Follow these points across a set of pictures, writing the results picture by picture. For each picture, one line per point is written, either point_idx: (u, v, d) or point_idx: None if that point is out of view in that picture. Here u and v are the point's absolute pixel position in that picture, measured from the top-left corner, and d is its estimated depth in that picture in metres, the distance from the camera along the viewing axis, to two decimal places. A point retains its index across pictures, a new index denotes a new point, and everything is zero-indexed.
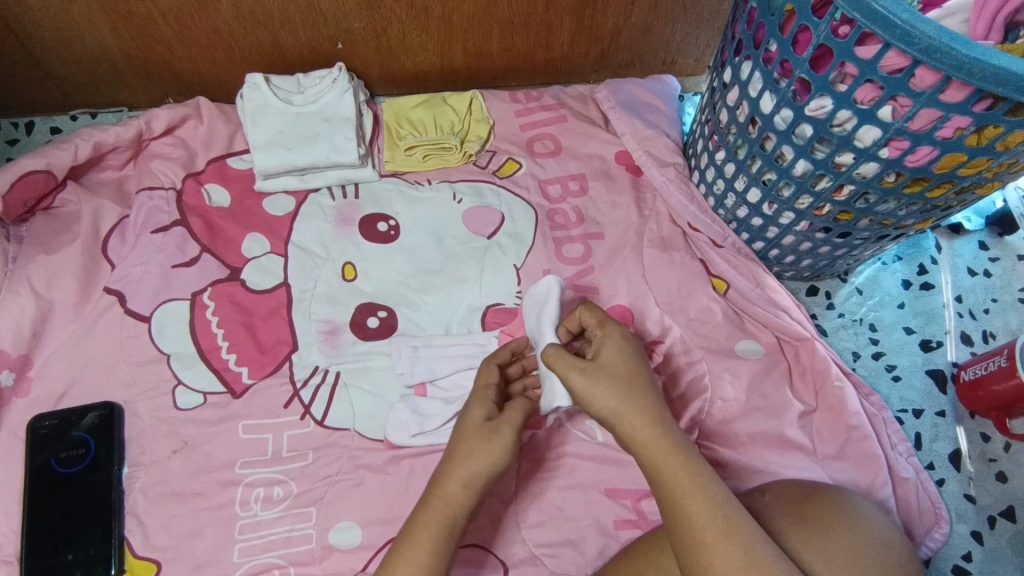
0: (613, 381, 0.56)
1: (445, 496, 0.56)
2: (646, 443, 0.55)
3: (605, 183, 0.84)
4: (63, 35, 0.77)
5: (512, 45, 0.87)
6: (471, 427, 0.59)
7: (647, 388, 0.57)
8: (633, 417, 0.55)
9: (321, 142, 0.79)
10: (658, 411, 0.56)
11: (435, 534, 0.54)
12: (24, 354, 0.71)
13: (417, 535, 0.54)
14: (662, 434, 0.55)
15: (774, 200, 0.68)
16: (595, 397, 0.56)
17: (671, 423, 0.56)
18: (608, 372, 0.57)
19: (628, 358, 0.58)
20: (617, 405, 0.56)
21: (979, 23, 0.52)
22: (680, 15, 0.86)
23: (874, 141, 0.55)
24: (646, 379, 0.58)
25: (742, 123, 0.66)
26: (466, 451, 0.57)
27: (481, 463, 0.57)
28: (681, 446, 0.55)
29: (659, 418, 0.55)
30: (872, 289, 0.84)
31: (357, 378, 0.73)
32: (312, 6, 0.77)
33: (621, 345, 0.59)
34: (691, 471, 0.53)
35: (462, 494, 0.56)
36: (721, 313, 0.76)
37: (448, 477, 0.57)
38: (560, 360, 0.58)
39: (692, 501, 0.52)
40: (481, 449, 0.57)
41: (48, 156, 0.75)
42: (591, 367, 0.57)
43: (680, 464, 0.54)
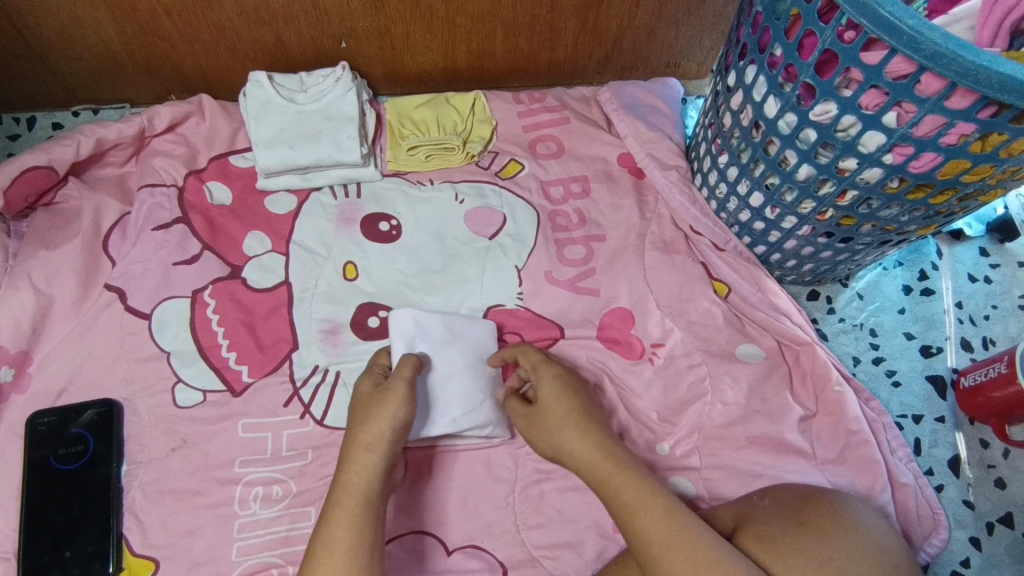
0: (549, 419, 0.62)
1: (350, 468, 0.57)
2: (589, 467, 0.58)
3: (608, 185, 0.84)
4: (66, 31, 0.77)
5: (516, 46, 0.87)
6: (364, 396, 0.62)
7: (573, 422, 0.60)
8: (572, 446, 0.59)
9: (324, 141, 0.79)
10: (593, 434, 0.59)
11: (348, 507, 0.55)
12: (23, 350, 0.71)
13: (335, 508, 0.55)
14: (594, 468, 0.58)
15: (776, 205, 0.68)
16: (540, 438, 0.62)
17: (602, 451, 0.58)
18: (544, 411, 0.63)
19: (555, 396, 0.63)
20: (558, 441, 0.60)
21: (985, 31, 0.52)
22: (684, 18, 0.86)
23: (878, 146, 0.55)
24: (582, 408, 0.62)
25: (746, 127, 0.66)
26: (361, 418, 0.60)
27: (375, 418, 0.59)
28: (615, 471, 0.56)
29: (587, 451, 0.58)
30: (873, 294, 0.84)
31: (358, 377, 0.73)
32: (316, 5, 0.77)
33: (548, 385, 0.64)
34: (635, 486, 0.55)
35: (369, 458, 0.57)
36: (721, 316, 0.77)
37: (349, 451, 0.58)
38: (511, 410, 0.67)
39: (642, 516, 0.53)
40: (375, 410, 0.60)
41: (50, 152, 0.75)
42: (530, 414, 0.64)
43: (616, 491, 0.56)
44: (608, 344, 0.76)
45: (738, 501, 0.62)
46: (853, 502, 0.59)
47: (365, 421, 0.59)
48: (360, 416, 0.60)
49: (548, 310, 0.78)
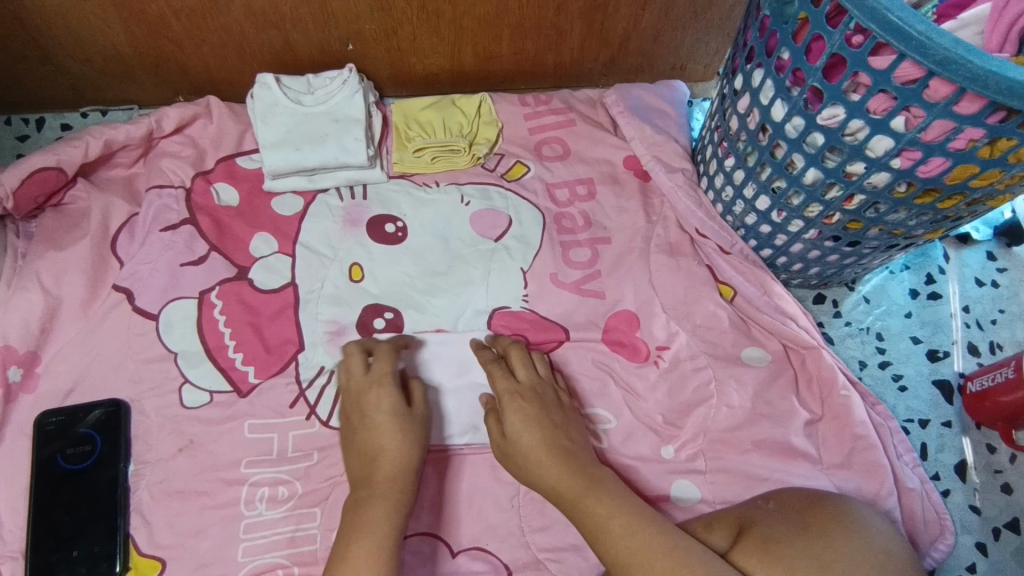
0: (520, 453, 0.63)
1: (391, 484, 0.59)
2: (560, 499, 0.60)
3: (613, 187, 0.84)
4: (75, 33, 0.78)
5: (523, 48, 0.87)
6: (393, 414, 0.63)
7: (537, 463, 0.62)
8: (542, 481, 0.61)
9: (331, 143, 0.79)
10: (563, 467, 0.61)
11: (392, 521, 0.57)
12: (32, 350, 0.71)
13: (377, 520, 0.57)
14: (562, 503, 0.60)
15: (783, 208, 0.68)
16: (514, 469, 0.64)
17: (565, 487, 0.60)
18: (515, 443, 0.64)
19: (520, 434, 0.64)
20: (529, 474, 0.62)
21: (994, 36, 0.51)
22: (691, 21, 0.86)
23: (886, 151, 0.55)
24: (545, 445, 0.62)
25: (753, 130, 0.66)
26: (397, 435, 0.62)
27: (416, 440, 0.63)
28: (580, 503, 0.59)
29: (554, 489, 0.60)
30: (879, 297, 0.83)
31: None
32: (323, 6, 0.77)
33: (511, 422, 0.65)
34: (604, 505, 0.58)
35: (406, 485, 0.60)
36: (727, 320, 0.76)
37: (389, 465, 0.60)
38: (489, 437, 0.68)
39: (607, 533, 0.56)
40: (414, 430, 0.63)
41: (59, 153, 0.75)
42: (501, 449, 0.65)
43: (583, 518, 0.58)
44: (613, 347, 0.76)
45: (742, 504, 0.62)
46: (858, 505, 0.59)
47: (406, 439, 0.62)
48: (396, 431, 0.62)
49: (554, 313, 0.78)
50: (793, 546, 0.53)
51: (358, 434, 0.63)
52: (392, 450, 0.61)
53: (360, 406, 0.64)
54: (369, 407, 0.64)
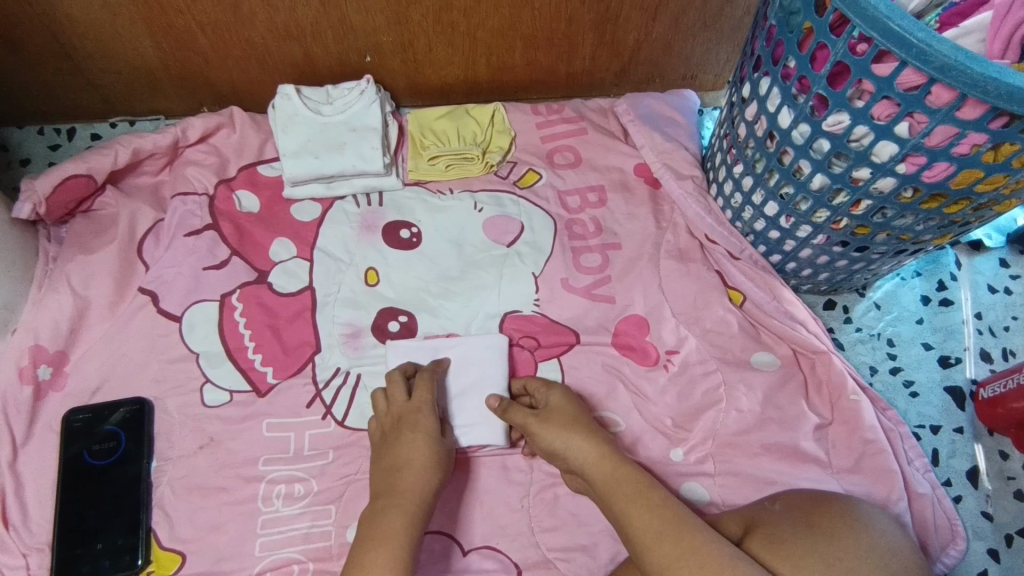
0: (561, 417, 0.66)
1: (414, 499, 0.60)
2: (595, 463, 0.62)
3: (623, 194, 0.86)
4: (107, 47, 0.81)
5: (535, 59, 0.90)
6: (428, 437, 0.65)
7: (589, 426, 0.65)
8: (581, 440, 0.63)
9: (349, 153, 0.82)
10: (604, 437, 0.64)
11: (410, 536, 0.58)
12: (61, 350, 0.74)
13: (399, 534, 0.57)
14: (607, 456, 0.62)
15: (791, 214, 0.69)
16: (547, 432, 0.65)
17: (614, 449, 0.63)
18: (557, 413, 0.66)
19: (572, 405, 0.68)
20: (567, 435, 0.64)
21: (995, 43, 0.49)
22: (701, 31, 0.87)
23: (891, 156, 0.55)
24: (589, 418, 0.67)
25: (760, 137, 0.68)
26: (428, 460, 0.63)
27: (443, 470, 0.64)
28: (624, 464, 0.61)
29: (605, 444, 0.63)
30: (890, 304, 0.83)
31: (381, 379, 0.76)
32: (342, 20, 0.80)
33: (565, 395, 0.69)
34: (634, 480, 0.59)
35: (425, 505, 0.60)
36: (737, 324, 0.77)
37: (417, 485, 0.61)
38: (517, 411, 0.68)
39: (638, 506, 0.57)
40: (443, 460, 0.65)
41: (89, 161, 0.78)
42: (542, 412, 0.67)
43: (626, 476, 0.60)
44: (623, 350, 0.78)
45: (749, 506, 0.62)
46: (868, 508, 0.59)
47: (436, 464, 0.63)
48: (428, 455, 0.63)
49: (564, 317, 0.79)
50: (801, 543, 0.54)
51: (386, 453, 0.64)
52: (420, 472, 0.62)
53: (396, 427, 0.66)
54: (407, 428, 0.65)
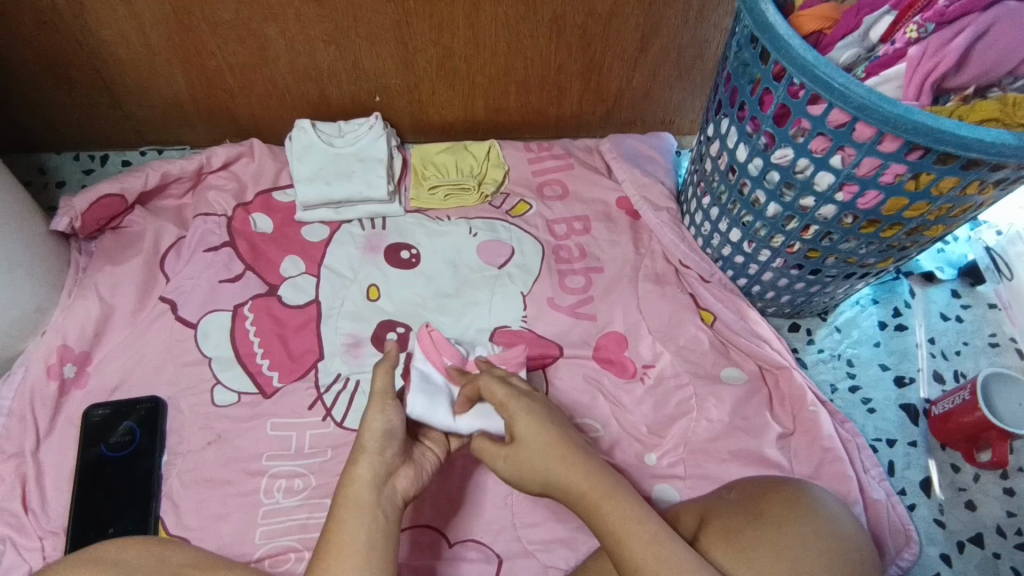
0: (531, 458, 0.58)
1: (353, 467, 0.54)
2: (579, 499, 0.56)
3: (606, 223, 0.94)
4: (143, 83, 0.90)
5: (528, 102, 1.00)
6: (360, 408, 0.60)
7: (563, 460, 0.57)
8: (558, 481, 0.57)
9: (357, 181, 0.91)
10: (579, 470, 0.56)
11: (359, 507, 0.52)
12: (86, 351, 0.80)
13: (355, 517, 0.52)
14: (589, 495, 0.55)
15: (752, 239, 0.77)
16: (523, 481, 0.59)
17: (597, 474, 0.56)
18: (525, 453, 0.58)
19: (539, 433, 0.58)
20: (542, 478, 0.57)
21: (910, 89, 0.58)
22: (676, 81, 0.98)
23: (829, 185, 0.63)
24: (562, 444, 0.58)
25: (723, 171, 0.76)
26: (373, 429, 0.57)
27: (396, 425, 0.58)
28: (610, 501, 0.54)
29: (586, 475, 0.56)
30: (850, 328, 0.90)
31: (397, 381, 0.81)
32: (356, 64, 0.90)
33: (531, 420, 0.59)
34: (624, 515, 0.53)
35: (365, 466, 0.54)
36: (707, 342, 0.84)
37: (363, 464, 0.54)
38: (487, 452, 0.61)
39: (630, 541, 0.53)
40: (392, 414, 0.58)
41: (123, 182, 0.87)
42: (510, 455, 0.59)
43: (615, 515, 0.54)
44: (603, 363, 0.84)
45: (708, 496, 0.67)
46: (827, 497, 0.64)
47: (385, 429, 0.57)
48: (370, 424, 0.57)
49: (550, 332, 0.86)
50: (752, 535, 0.59)
51: None
52: (365, 446, 0.56)
53: None
54: None
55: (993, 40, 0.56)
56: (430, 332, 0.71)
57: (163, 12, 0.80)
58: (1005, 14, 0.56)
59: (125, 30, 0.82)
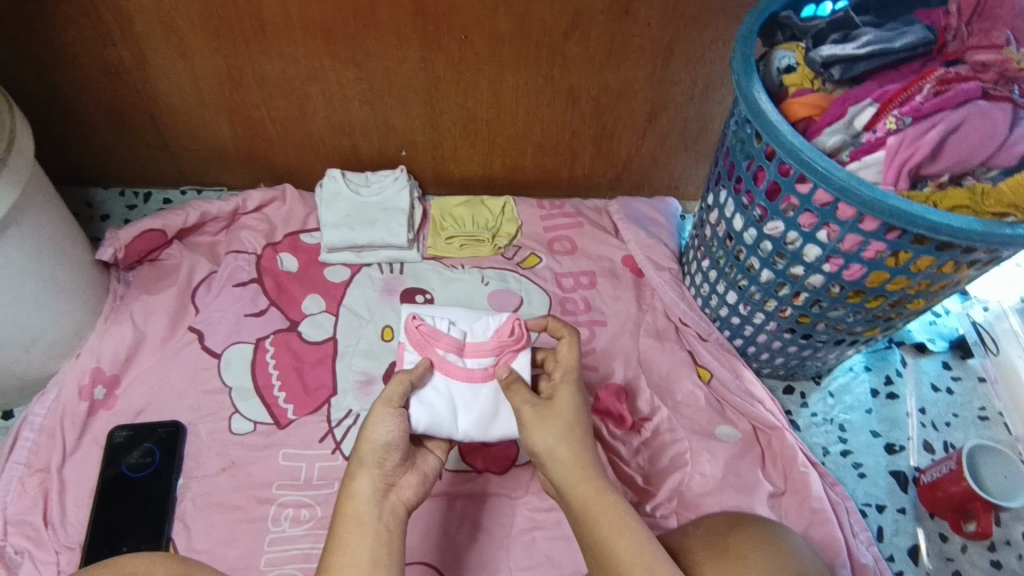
0: (555, 423, 0.63)
1: (351, 485, 0.59)
2: (572, 473, 0.61)
3: (611, 280, 1.00)
4: (191, 130, 0.98)
5: (543, 163, 1.07)
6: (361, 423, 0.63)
7: (585, 438, 0.63)
8: (566, 451, 0.62)
9: (378, 228, 0.97)
10: (589, 454, 0.62)
11: (359, 528, 0.56)
12: (116, 375, 0.85)
13: (356, 535, 0.56)
14: (587, 476, 0.60)
15: (748, 302, 0.82)
16: (537, 431, 0.63)
17: (597, 464, 0.61)
18: (555, 413, 0.64)
19: (576, 408, 0.65)
20: (554, 441, 0.62)
21: (889, 173, 0.63)
22: (682, 151, 1.05)
23: (816, 257, 0.68)
24: (586, 428, 0.64)
25: (721, 238, 0.82)
26: (374, 444, 0.60)
27: (394, 438, 0.61)
28: (605, 488, 0.60)
29: (590, 460, 0.61)
30: (844, 393, 0.93)
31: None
32: (387, 122, 0.98)
33: (575, 396, 0.66)
34: (610, 504, 0.58)
35: (362, 486, 0.58)
36: (703, 399, 0.88)
37: (362, 481, 0.58)
38: (518, 393, 0.66)
39: (619, 539, 0.56)
40: (389, 429, 0.61)
41: (165, 219, 0.94)
42: (541, 407, 0.65)
43: (603, 501, 0.59)
44: (602, 416, 0.86)
45: (676, 532, 0.66)
46: (802, 544, 0.62)
47: (384, 442, 0.60)
48: (371, 438, 0.60)
49: None
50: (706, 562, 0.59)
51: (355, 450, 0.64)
52: (364, 461, 0.59)
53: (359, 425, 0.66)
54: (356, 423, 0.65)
55: (964, 135, 0.62)
56: (417, 325, 0.70)
57: (219, 70, 0.88)
58: (975, 112, 0.61)
59: (182, 84, 0.90)
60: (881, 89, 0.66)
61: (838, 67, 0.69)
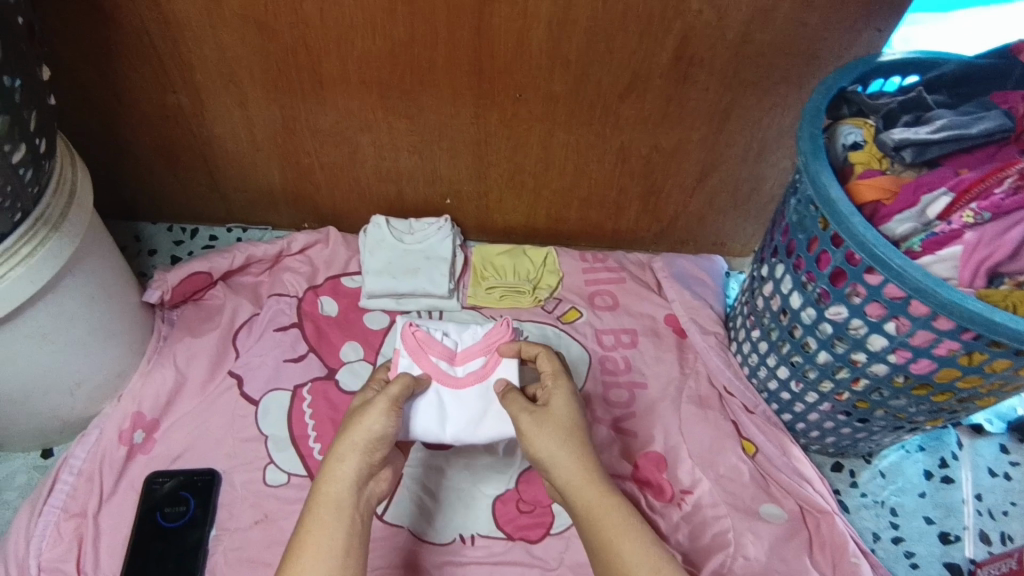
0: (554, 430, 0.64)
1: (335, 466, 0.60)
2: (576, 480, 0.62)
3: (653, 339, 0.97)
4: (242, 172, 0.99)
5: (587, 216, 1.05)
6: (355, 408, 0.65)
7: (583, 442, 0.64)
8: (568, 458, 0.63)
9: (421, 277, 0.97)
10: (589, 458, 0.63)
11: (336, 511, 0.58)
12: (155, 418, 0.85)
13: (330, 517, 0.58)
14: (592, 481, 0.62)
15: (801, 379, 0.79)
16: (537, 439, 0.64)
17: (599, 468, 0.63)
18: (552, 419, 0.65)
19: (572, 411, 0.66)
20: (556, 448, 0.63)
21: (965, 270, 0.61)
22: (731, 211, 1.03)
23: (882, 347, 0.66)
24: (583, 430, 0.65)
25: (775, 312, 0.79)
26: (367, 434, 0.62)
27: (387, 433, 0.63)
28: (611, 492, 0.61)
29: (592, 463, 0.63)
30: (895, 474, 0.90)
31: (440, 484, 0.85)
32: (434, 171, 0.97)
33: (569, 399, 0.67)
34: (617, 510, 0.60)
35: (346, 471, 0.60)
36: (748, 474, 0.85)
37: (348, 466, 0.60)
38: (515, 404, 0.67)
39: (628, 544, 0.58)
40: (384, 423, 0.63)
41: (212, 262, 0.94)
42: (539, 414, 0.66)
43: (610, 507, 0.60)
44: (641, 484, 0.86)
45: None
46: None
47: (377, 433, 0.62)
48: (364, 428, 0.62)
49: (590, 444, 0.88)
50: None
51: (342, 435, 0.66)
52: (355, 449, 0.61)
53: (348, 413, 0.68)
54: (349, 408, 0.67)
55: None
56: (413, 332, 0.76)
57: (274, 117, 0.89)
58: None
59: (237, 130, 0.91)
60: (956, 177, 0.64)
61: (910, 150, 0.67)
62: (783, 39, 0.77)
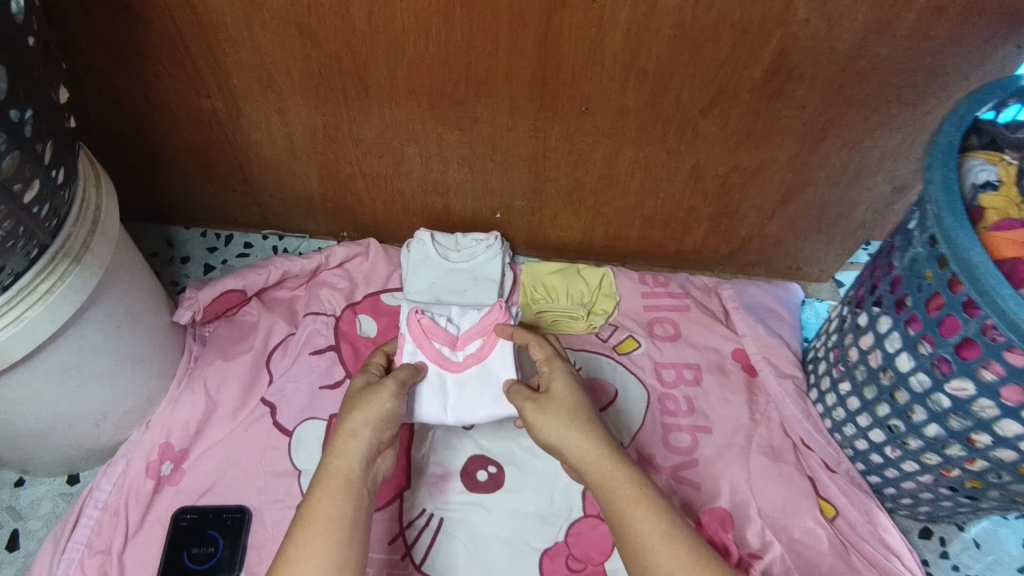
0: (556, 411, 0.62)
1: (347, 438, 0.58)
2: (585, 458, 0.59)
3: (720, 377, 0.88)
4: (279, 179, 0.92)
5: (649, 235, 0.96)
6: (358, 386, 0.64)
7: (588, 417, 0.61)
8: (573, 436, 0.59)
9: (467, 300, 0.89)
10: (594, 432, 0.60)
11: (350, 483, 0.55)
12: (184, 448, 0.80)
13: (341, 488, 0.54)
14: (600, 454, 0.58)
15: (899, 447, 0.69)
16: (542, 425, 0.62)
17: (607, 440, 0.59)
18: (555, 401, 0.62)
19: (573, 390, 0.63)
20: (562, 429, 0.60)
21: None
22: (813, 235, 0.92)
23: (1016, 434, 0.57)
24: (586, 408, 0.62)
25: (873, 368, 0.69)
26: (380, 411, 0.60)
27: (397, 410, 0.61)
28: (620, 460, 0.58)
29: (599, 438, 0.59)
30: (991, 544, 0.80)
31: (483, 534, 0.78)
32: (485, 184, 0.89)
33: (568, 380, 0.64)
34: (628, 480, 0.56)
35: (357, 443, 0.57)
36: (826, 540, 0.76)
37: (360, 439, 0.58)
38: (518, 395, 0.65)
39: (643, 513, 0.54)
40: (396, 402, 0.61)
41: (246, 279, 0.88)
42: (540, 400, 0.63)
43: (621, 478, 0.56)
44: None
45: None
46: None
47: (390, 411, 0.60)
48: (376, 405, 0.60)
49: None
50: None
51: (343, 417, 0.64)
52: (367, 423, 0.59)
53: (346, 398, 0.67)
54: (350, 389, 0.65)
55: None
56: (419, 318, 0.76)
57: (314, 123, 0.81)
58: None
59: (275, 136, 0.84)
60: None
61: None
62: (903, 54, 0.66)
